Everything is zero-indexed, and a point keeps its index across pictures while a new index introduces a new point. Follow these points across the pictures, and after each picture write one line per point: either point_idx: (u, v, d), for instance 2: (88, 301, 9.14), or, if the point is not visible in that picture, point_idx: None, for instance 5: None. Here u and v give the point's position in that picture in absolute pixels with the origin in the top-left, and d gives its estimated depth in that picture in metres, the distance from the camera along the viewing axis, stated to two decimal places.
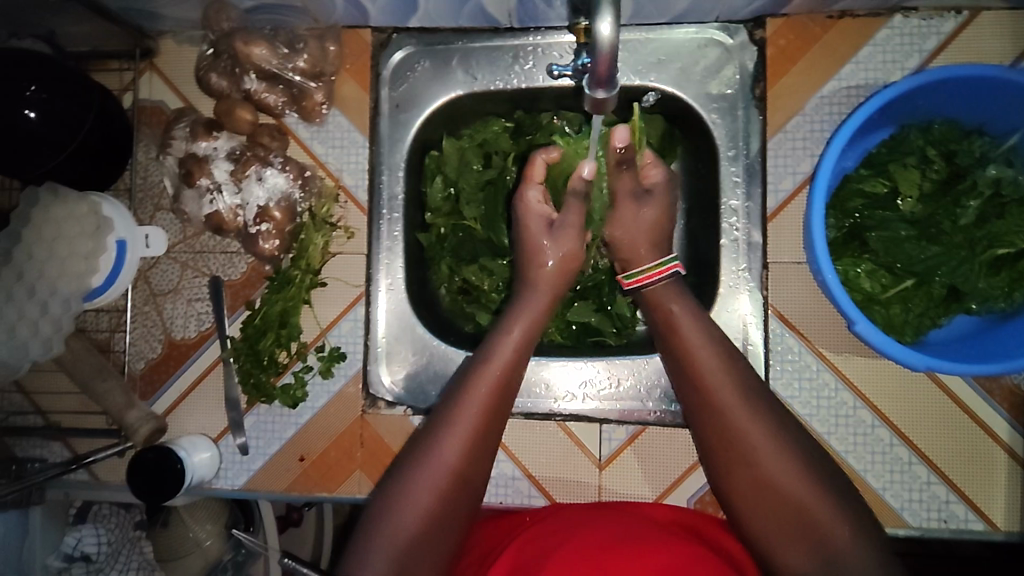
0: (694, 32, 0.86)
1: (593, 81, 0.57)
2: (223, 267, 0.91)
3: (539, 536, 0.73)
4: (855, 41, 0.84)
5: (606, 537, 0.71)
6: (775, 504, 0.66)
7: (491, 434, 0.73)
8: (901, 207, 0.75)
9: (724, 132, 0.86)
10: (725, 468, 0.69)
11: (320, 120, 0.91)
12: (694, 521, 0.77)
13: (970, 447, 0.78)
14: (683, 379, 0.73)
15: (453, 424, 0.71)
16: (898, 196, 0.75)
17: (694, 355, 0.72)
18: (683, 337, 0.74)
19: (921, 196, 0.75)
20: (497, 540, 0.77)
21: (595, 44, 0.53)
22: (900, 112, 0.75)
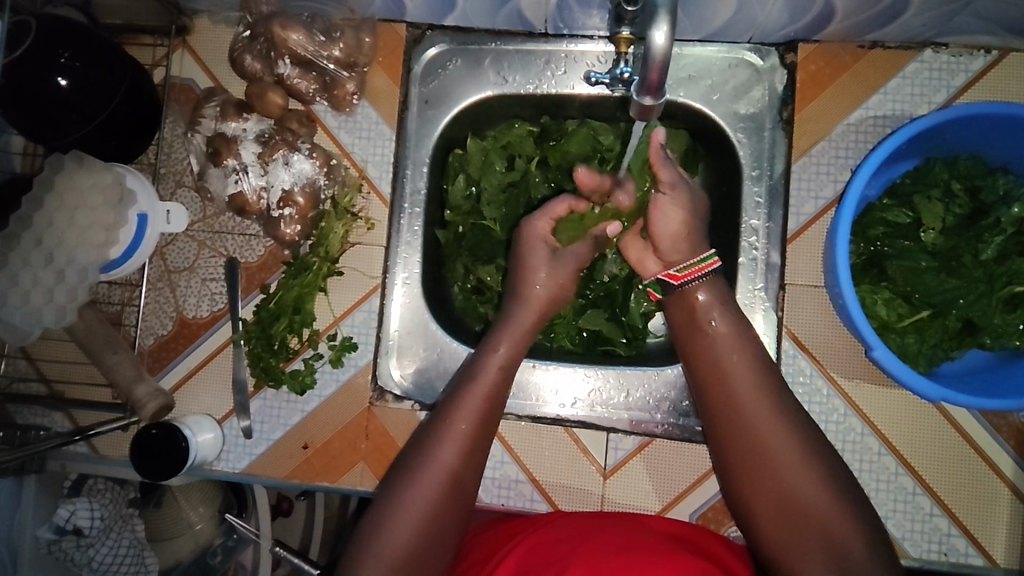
0: (725, 51, 0.87)
1: (643, 89, 0.58)
2: (240, 249, 0.91)
3: (541, 544, 0.72)
4: (885, 72, 0.85)
5: (613, 548, 0.70)
6: (791, 509, 0.66)
7: (482, 435, 0.73)
8: (923, 238, 0.75)
9: (750, 152, 0.86)
10: (739, 470, 0.70)
11: (349, 109, 0.91)
12: (689, 533, 0.77)
13: (974, 481, 0.79)
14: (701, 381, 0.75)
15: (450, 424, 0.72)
16: (920, 227, 0.75)
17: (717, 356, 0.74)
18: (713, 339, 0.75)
19: (943, 229, 0.75)
20: (496, 545, 0.77)
21: (649, 52, 0.54)
22: (926, 145, 0.76)
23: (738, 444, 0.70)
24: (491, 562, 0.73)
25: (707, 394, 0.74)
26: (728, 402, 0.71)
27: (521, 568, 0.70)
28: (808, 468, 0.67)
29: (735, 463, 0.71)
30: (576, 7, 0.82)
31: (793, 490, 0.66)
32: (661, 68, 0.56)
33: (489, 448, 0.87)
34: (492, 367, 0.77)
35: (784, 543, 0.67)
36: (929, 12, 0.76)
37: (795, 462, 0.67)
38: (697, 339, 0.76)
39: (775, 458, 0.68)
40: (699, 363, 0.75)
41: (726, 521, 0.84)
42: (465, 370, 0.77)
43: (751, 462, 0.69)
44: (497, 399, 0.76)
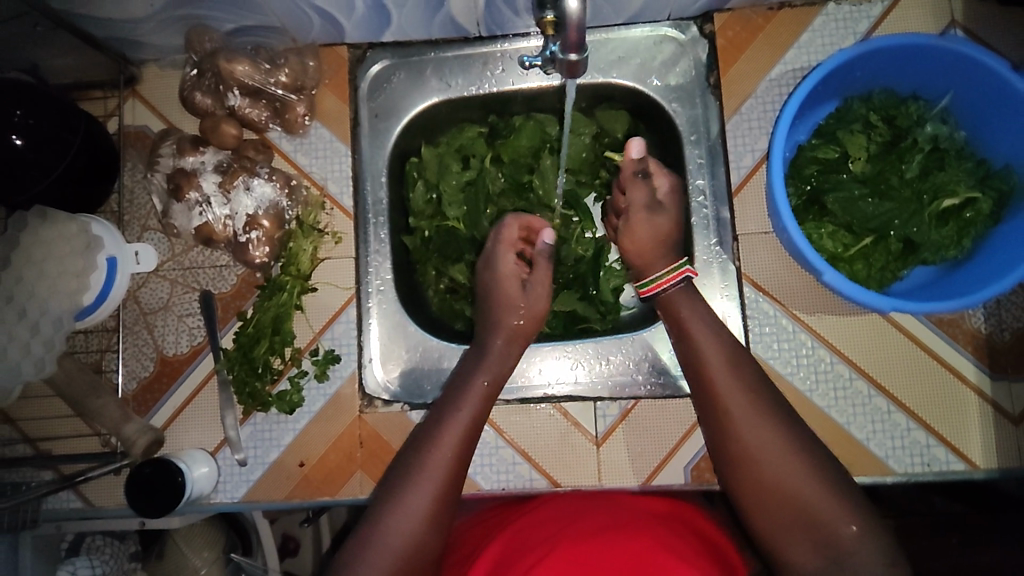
0: (649, 30, 0.93)
1: (564, 47, 0.62)
2: (212, 280, 0.93)
3: (519, 532, 0.77)
4: (795, 29, 0.91)
5: (588, 528, 0.75)
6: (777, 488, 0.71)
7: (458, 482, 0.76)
8: (853, 170, 0.81)
9: (685, 119, 0.92)
10: (731, 471, 0.75)
11: (303, 131, 0.94)
12: (678, 510, 0.82)
13: (942, 392, 0.83)
14: (698, 384, 0.78)
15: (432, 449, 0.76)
16: (849, 160, 0.81)
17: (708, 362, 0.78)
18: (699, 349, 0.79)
19: (869, 158, 0.81)
20: (478, 541, 0.81)
21: (564, 14, 0.59)
22: (840, 87, 0.82)
23: (734, 445, 0.74)
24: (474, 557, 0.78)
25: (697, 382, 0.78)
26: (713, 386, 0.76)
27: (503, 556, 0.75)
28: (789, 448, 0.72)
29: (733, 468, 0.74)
30: (505, 8, 0.88)
31: (787, 486, 0.71)
32: (579, 28, 0.60)
33: (483, 436, 0.89)
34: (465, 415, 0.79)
35: (777, 536, 0.72)
36: None
37: (785, 461, 0.72)
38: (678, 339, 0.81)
39: (767, 458, 0.72)
40: (692, 369, 0.79)
41: None
42: (437, 414, 0.80)
43: (745, 463, 0.73)
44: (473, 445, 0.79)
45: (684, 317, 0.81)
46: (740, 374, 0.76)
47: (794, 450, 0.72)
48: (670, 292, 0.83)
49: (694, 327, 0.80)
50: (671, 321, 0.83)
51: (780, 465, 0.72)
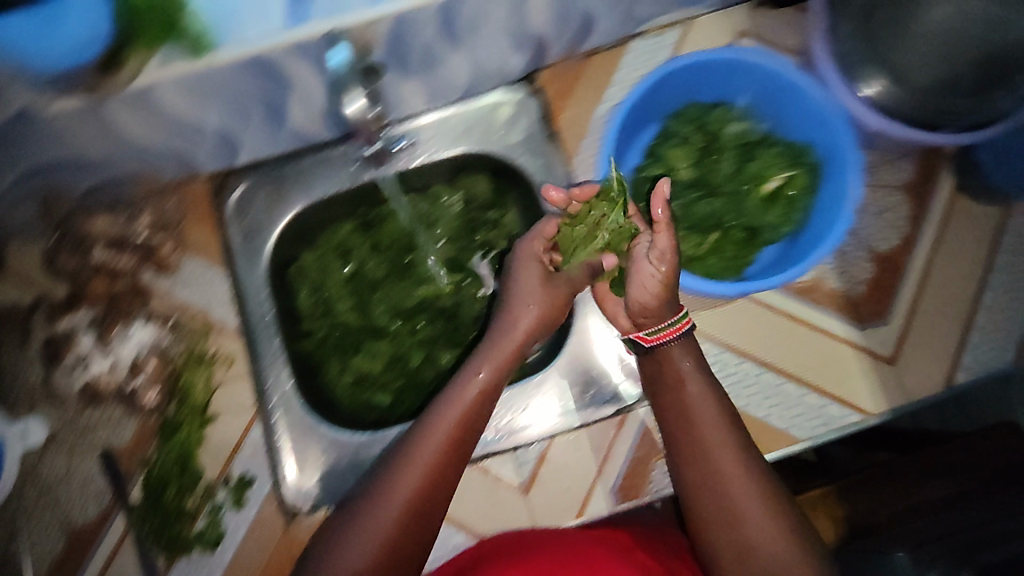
0: (482, 101, 1.00)
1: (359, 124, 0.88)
2: (110, 436, 0.90)
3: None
4: (607, 71, 1.01)
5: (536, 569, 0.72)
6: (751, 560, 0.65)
7: (425, 516, 0.69)
8: (683, 177, 0.87)
9: (536, 166, 0.99)
10: (708, 535, 0.69)
11: (174, 268, 0.96)
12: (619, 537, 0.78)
13: (823, 353, 0.88)
14: (677, 424, 0.73)
15: (369, 523, 0.68)
16: (678, 170, 0.87)
17: (687, 400, 0.73)
18: (686, 383, 0.74)
19: (693, 163, 0.87)
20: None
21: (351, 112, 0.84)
22: (654, 110, 0.88)
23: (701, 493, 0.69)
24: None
25: (679, 437, 0.72)
26: (694, 442, 0.71)
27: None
28: (771, 519, 0.66)
29: (699, 517, 0.69)
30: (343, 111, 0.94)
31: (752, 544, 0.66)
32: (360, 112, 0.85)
33: None
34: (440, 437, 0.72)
35: None
36: (615, 14, 0.91)
37: (767, 524, 0.66)
38: (669, 388, 0.75)
39: (736, 510, 0.67)
40: (675, 407, 0.74)
41: (643, 483, 0.87)
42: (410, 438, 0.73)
43: (715, 514, 0.68)
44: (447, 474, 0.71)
45: (678, 362, 0.76)
46: (719, 416, 0.71)
47: (777, 519, 0.66)
48: (671, 346, 0.76)
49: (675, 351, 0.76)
50: (659, 371, 0.77)
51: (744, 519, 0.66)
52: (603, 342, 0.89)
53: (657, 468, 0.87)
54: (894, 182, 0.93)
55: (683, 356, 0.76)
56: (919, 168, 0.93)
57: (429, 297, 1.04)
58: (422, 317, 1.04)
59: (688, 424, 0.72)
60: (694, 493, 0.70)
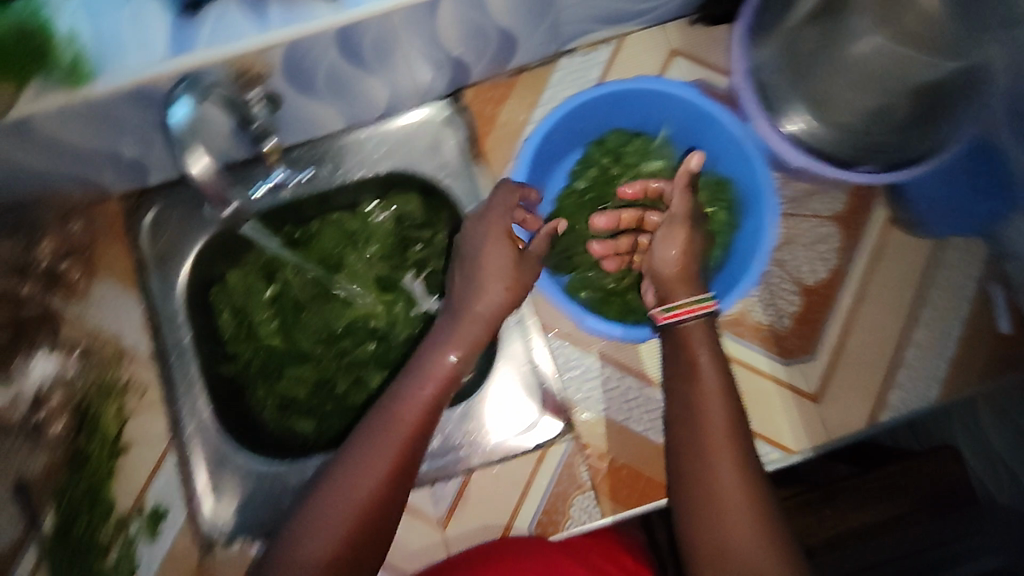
0: (408, 119, 0.99)
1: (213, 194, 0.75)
2: (12, 469, 0.84)
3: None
4: (536, 89, 0.99)
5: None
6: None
7: (378, 519, 0.66)
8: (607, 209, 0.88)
9: (461, 191, 0.98)
10: (699, 546, 0.63)
11: (84, 293, 0.93)
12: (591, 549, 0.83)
13: (746, 388, 0.85)
14: (688, 437, 0.67)
15: (336, 504, 0.65)
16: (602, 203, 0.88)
17: (703, 415, 0.67)
18: (705, 396, 0.67)
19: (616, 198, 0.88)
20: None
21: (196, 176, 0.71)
22: (575, 138, 0.87)
23: (700, 512, 0.63)
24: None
25: (686, 438, 0.67)
26: (700, 446, 0.65)
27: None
28: (769, 540, 0.60)
29: (696, 541, 0.63)
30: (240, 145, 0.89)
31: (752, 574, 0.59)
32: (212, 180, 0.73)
33: None
34: (400, 435, 0.69)
35: None
36: (535, 34, 0.87)
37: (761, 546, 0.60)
38: (684, 390, 0.70)
39: (733, 540, 0.61)
40: (686, 418, 0.68)
41: (562, 518, 0.86)
42: (361, 442, 0.69)
43: (710, 538, 0.62)
44: (403, 477, 0.68)
45: (693, 347, 0.71)
46: (733, 439, 0.65)
47: (773, 540, 0.61)
48: (691, 318, 0.73)
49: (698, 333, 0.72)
50: (682, 369, 0.71)
51: (741, 550, 0.60)
52: (523, 375, 0.88)
53: (576, 504, 0.86)
54: (826, 212, 0.90)
55: (698, 349, 0.71)
56: (853, 198, 0.90)
57: (356, 320, 1.02)
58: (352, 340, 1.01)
59: (700, 440, 0.66)
60: (691, 502, 0.64)
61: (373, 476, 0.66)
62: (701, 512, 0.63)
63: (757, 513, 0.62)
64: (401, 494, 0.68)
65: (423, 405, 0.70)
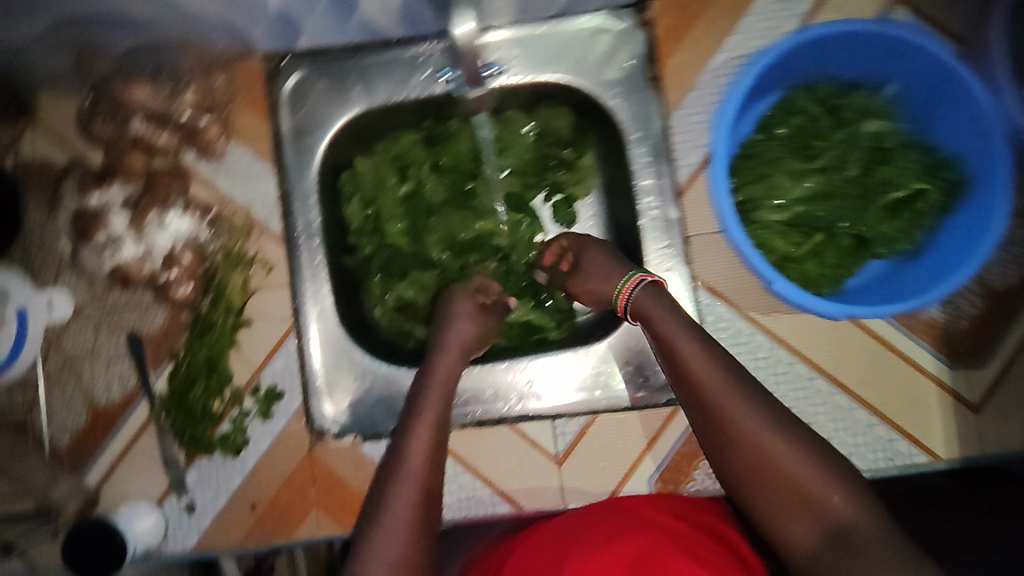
0: (584, 22, 0.88)
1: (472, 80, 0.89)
2: (139, 320, 0.86)
3: (539, 545, 0.74)
4: (735, 12, 0.85)
5: (609, 536, 0.71)
6: (779, 486, 0.61)
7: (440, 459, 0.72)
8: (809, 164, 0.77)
9: (629, 115, 0.87)
10: (727, 463, 0.65)
11: (219, 154, 0.87)
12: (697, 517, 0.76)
13: (902, 385, 0.85)
14: (683, 386, 0.68)
15: (409, 446, 0.71)
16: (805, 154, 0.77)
17: (686, 364, 0.68)
18: (683, 349, 0.68)
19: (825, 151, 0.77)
20: (488, 556, 0.78)
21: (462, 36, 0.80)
22: (785, 76, 0.75)
23: (730, 449, 0.64)
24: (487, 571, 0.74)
25: (678, 376, 0.69)
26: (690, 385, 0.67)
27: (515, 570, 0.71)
28: (787, 444, 0.62)
29: (738, 473, 0.64)
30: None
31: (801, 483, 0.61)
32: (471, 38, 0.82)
33: None
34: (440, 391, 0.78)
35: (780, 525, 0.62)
36: None
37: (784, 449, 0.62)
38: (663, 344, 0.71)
39: (772, 458, 0.62)
40: (674, 370, 0.69)
41: (683, 479, 0.85)
42: (409, 407, 0.76)
43: (747, 464, 0.63)
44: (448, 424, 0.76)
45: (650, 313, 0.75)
46: (723, 370, 0.66)
47: (791, 440, 0.62)
48: (644, 286, 0.77)
49: (659, 314, 0.73)
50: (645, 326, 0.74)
51: (778, 459, 0.62)
52: None
53: (701, 468, 0.84)
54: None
55: (654, 304, 0.75)
56: None
57: (484, 234, 0.95)
58: (477, 254, 0.96)
59: (696, 391, 0.66)
60: (704, 431, 0.66)
61: (427, 429, 0.73)
62: (726, 445, 0.65)
63: (777, 421, 0.63)
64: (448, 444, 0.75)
65: (439, 384, 0.78)
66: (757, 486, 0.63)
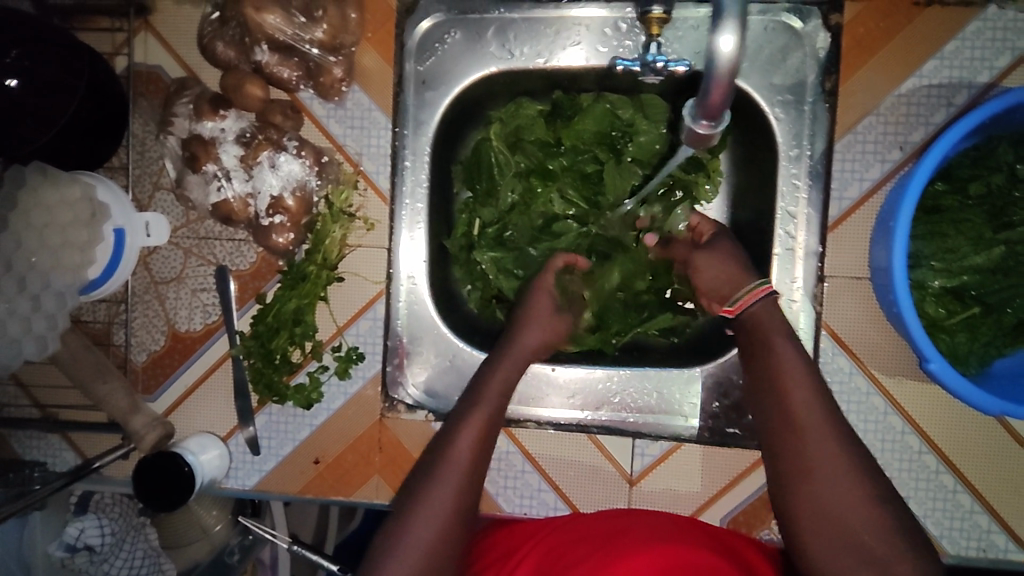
0: (762, 13, 0.77)
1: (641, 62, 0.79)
2: (229, 256, 0.84)
3: (561, 545, 0.72)
4: (941, 34, 0.75)
5: (638, 544, 0.69)
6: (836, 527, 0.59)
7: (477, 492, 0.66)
8: (998, 235, 0.68)
9: (787, 130, 0.78)
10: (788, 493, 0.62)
11: (338, 97, 0.82)
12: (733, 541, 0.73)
13: (1018, 477, 0.77)
14: (769, 402, 0.66)
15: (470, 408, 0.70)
16: (996, 219, 0.68)
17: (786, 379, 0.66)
18: (791, 390, 0.65)
19: (1020, 218, 0.67)
20: (506, 555, 0.75)
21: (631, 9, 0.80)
22: (994, 123, 0.66)
23: (788, 480, 0.63)
24: (503, 573, 0.72)
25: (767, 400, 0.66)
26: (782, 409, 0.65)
27: (539, 572, 0.70)
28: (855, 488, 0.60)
29: (786, 506, 0.62)
30: None
31: (854, 535, 0.58)
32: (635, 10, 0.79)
33: (509, 457, 0.84)
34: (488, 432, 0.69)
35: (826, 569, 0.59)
36: None
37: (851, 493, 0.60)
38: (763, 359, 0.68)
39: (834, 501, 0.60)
40: (764, 387, 0.67)
41: (760, 525, 0.81)
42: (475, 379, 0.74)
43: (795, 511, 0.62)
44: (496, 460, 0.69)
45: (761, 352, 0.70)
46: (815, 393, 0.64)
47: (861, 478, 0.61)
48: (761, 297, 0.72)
49: (781, 341, 0.68)
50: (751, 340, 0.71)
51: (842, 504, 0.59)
52: None
53: None
54: None
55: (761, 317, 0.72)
56: None
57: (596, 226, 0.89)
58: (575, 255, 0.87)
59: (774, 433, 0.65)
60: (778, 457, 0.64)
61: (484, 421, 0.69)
62: (784, 487, 0.63)
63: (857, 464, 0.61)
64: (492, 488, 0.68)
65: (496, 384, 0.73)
66: (801, 512, 0.61)
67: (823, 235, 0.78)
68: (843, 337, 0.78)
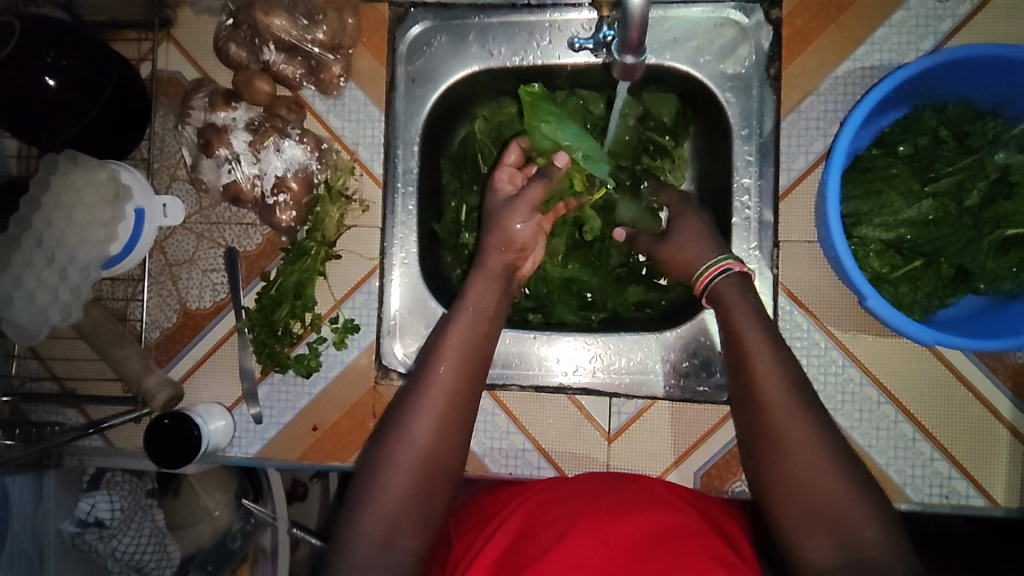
0: (711, 11, 0.87)
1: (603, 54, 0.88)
2: (238, 238, 0.92)
3: (542, 508, 0.75)
4: (870, 22, 0.84)
5: (619, 511, 0.72)
6: (802, 494, 0.63)
7: (444, 444, 0.70)
8: (926, 190, 0.75)
9: (739, 111, 0.86)
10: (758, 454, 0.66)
11: (337, 92, 0.92)
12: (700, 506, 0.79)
13: (973, 424, 0.81)
14: (738, 376, 0.69)
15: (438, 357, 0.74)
16: (926, 176, 0.75)
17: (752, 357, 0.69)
18: (751, 354, 0.69)
19: (945, 173, 0.74)
20: (491, 516, 0.79)
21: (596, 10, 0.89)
22: (916, 92, 0.74)
23: (754, 442, 0.67)
24: (487, 533, 0.76)
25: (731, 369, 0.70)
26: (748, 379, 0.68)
27: (523, 531, 0.73)
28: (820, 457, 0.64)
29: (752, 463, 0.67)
30: None
31: (822, 496, 0.63)
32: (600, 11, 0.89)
33: (494, 419, 0.90)
34: (452, 380, 0.72)
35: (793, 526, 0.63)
36: None
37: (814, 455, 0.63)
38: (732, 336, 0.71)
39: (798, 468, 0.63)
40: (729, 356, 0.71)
41: (730, 477, 0.86)
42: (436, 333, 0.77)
43: (768, 465, 0.66)
44: (465, 406, 0.72)
45: (733, 300, 0.73)
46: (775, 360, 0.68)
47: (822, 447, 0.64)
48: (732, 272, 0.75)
49: (736, 301, 0.73)
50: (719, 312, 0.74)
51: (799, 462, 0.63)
52: None
53: None
54: None
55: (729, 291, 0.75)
56: None
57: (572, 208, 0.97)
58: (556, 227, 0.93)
59: (754, 395, 0.68)
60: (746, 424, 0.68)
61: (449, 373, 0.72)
62: (756, 448, 0.67)
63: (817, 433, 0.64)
64: (463, 431, 0.72)
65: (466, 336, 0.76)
66: (772, 479, 0.65)
67: (776, 205, 0.85)
68: (799, 297, 0.84)
